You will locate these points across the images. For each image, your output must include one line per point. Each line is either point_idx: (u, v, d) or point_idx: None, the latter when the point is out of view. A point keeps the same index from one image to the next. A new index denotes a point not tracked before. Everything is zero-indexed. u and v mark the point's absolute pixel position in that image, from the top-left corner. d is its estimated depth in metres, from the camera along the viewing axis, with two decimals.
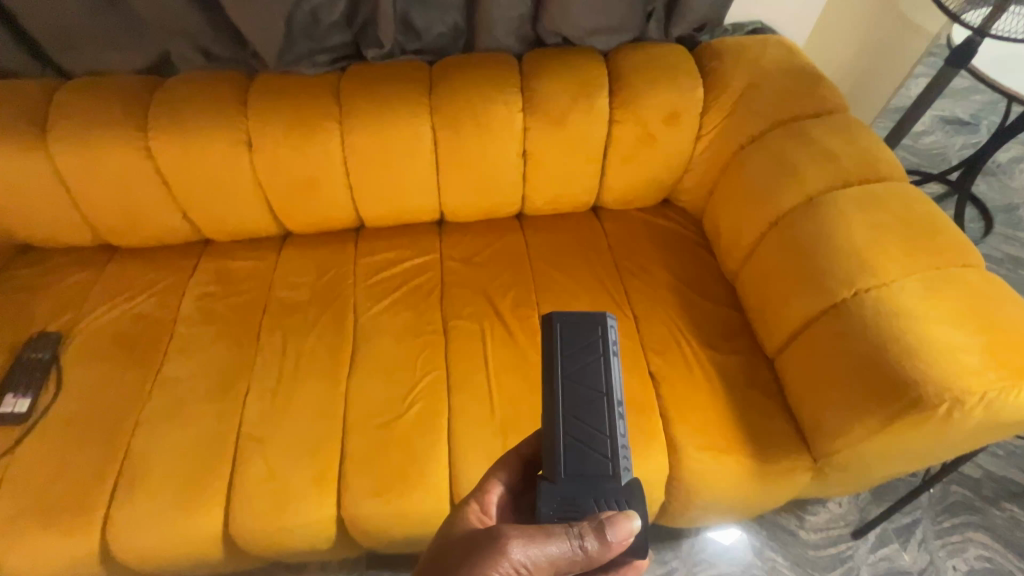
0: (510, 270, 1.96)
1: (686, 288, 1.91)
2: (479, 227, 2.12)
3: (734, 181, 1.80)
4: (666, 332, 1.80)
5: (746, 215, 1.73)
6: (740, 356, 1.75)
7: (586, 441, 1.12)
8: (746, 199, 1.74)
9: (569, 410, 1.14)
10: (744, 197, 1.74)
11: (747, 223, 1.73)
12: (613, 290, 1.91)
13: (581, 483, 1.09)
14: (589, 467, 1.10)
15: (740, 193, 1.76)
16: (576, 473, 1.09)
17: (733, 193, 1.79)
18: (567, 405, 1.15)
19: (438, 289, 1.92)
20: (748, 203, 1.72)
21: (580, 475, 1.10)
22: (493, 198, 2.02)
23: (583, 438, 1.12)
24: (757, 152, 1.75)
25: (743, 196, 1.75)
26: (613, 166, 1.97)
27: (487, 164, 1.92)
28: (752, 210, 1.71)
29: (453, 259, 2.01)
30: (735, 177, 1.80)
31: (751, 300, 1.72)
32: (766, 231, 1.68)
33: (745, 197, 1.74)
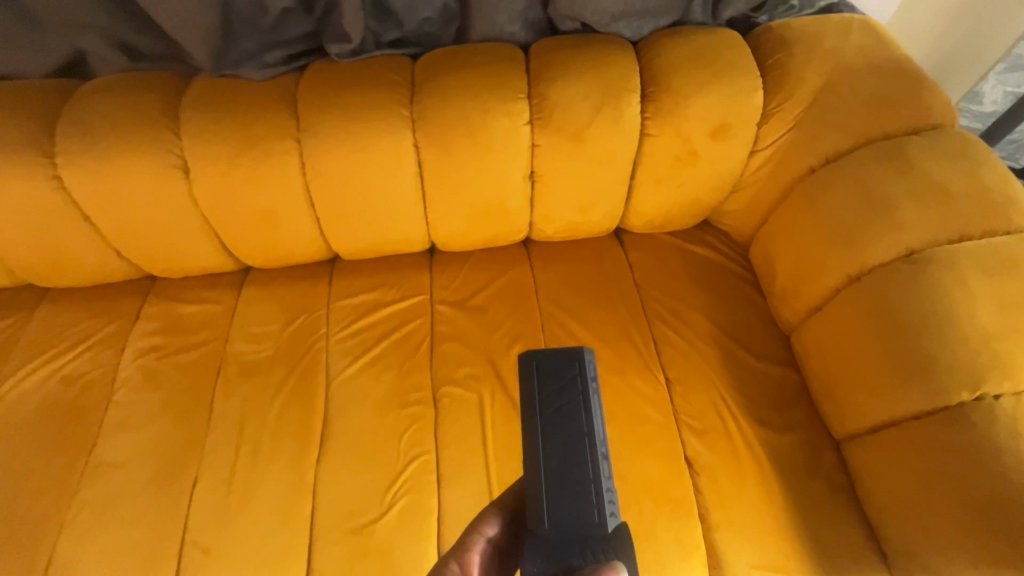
0: (514, 317, 1.62)
1: (731, 341, 1.56)
2: (477, 257, 1.76)
3: (802, 213, 1.41)
4: (707, 401, 1.46)
5: (818, 261, 1.36)
6: (800, 433, 1.41)
7: (570, 492, 0.86)
8: (818, 240, 1.36)
9: (551, 460, 0.89)
10: (816, 238, 1.37)
11: (818, 272, 1.36)
12: (641, 342, 1.56)
13: (566, 542, 0.82)
14: (576, 519, 0.84)
15: (810, 230, 1.38)
16: (560, 531, 0.83)
17: (799, 229, 1.41)
18: (548, 442, 0.90)
19: (427, 340, 1.59)
20: (821, 247, 1.35)
21: (566, 529, 0.83)
22: (494, 227, 1.65)
23: (566, 485, 0.87)
24: (837, 180, 1.35)
25: (815, 237, 1.37)
26: (643, 188, 1.59)
27: (487, 189, 1.54)
28: (827, 257, 1.34)
29: (446, 300, 1.67)
30: (802, 209, 1.41)
31: (819, 369, 1.37)
32: (845, 286, 1.32)
33: (816, 238, 1.36)
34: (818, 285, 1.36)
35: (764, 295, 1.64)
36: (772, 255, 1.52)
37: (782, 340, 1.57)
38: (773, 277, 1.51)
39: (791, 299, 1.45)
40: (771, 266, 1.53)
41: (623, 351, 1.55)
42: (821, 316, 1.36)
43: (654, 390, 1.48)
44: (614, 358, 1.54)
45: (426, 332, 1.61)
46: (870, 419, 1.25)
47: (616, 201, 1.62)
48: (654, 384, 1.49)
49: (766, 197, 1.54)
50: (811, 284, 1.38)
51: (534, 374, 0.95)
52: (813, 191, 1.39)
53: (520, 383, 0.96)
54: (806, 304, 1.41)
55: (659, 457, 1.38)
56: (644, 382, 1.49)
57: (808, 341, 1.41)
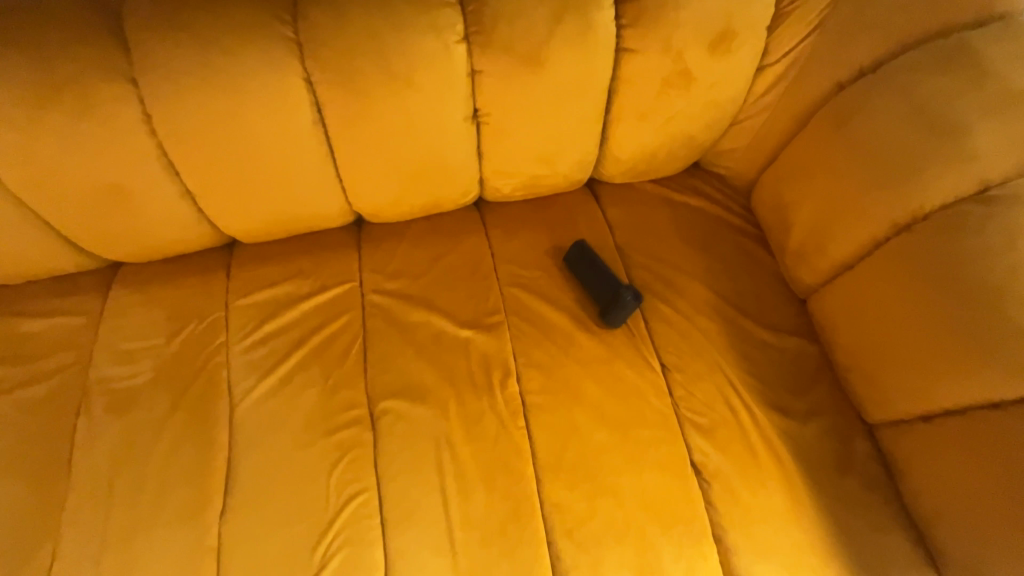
0: (470, 303, 1.28)
1: (738, 311, 1.27)
2: (418, 228, 1.39)
3: (832, 148, 1.13)
4: (715, 389, 1.18)
5: (853, 207, 1.10)
6: (826, 420, 1.15)
7: None
8: (856, 179, 1.09)
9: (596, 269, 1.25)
10: (852, 177, 1.10)
11: (854, 221, 1.10)
12: (630, 322, 1.26)
13: None
14: None
15: (843, 169, 1.11)
16: None
17: (829, 166, 1.13)
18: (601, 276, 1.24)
19: (360, 341, 1.25)
20: (860, 186, 1.08)
21: None
22: (434, 189, 1.27)
23: None
24: (878, 101, 1.07)
25: (850, 176, 1.10)
26: (622, 126, 1.24)
27: (417, 140, 1.15)
28: (866, 200, 1.08)
29: (380, 287, 1.31)
30: (833, 142, 1.13)
31: (855, 341, 1.12)
32: (892, 238, 1.06)
33: (851, 176, 1.10)
34: (854, 237, 1.11)
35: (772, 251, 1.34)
36: (789, 202, 1.23)
37: (796, 304, 1.29)
38: (791, 229, 1.23)
39: (815, 256, 1.18)
40: (787, 215, 1.24)
41: (608, 336, 1.24)
42: (857, 276, 1.11)
43: (648, 381, 1.19)
44: (596, 344, 1.23)
45: (357, 330, 1.26)
46: (924, 405, 1.02)
47: (588, 145, 1.26)
48: (648, 374, 1.20)
49: (779, 129, 1.25)
50: (844, 234, 1.12)
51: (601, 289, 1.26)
52: (844, 118, 1.11)
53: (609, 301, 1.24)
54: (837, 260, 1.15)
55: (660, 468, 1.11)
56: (635, 373, 1.20)
57: (839, 306, 1.15)
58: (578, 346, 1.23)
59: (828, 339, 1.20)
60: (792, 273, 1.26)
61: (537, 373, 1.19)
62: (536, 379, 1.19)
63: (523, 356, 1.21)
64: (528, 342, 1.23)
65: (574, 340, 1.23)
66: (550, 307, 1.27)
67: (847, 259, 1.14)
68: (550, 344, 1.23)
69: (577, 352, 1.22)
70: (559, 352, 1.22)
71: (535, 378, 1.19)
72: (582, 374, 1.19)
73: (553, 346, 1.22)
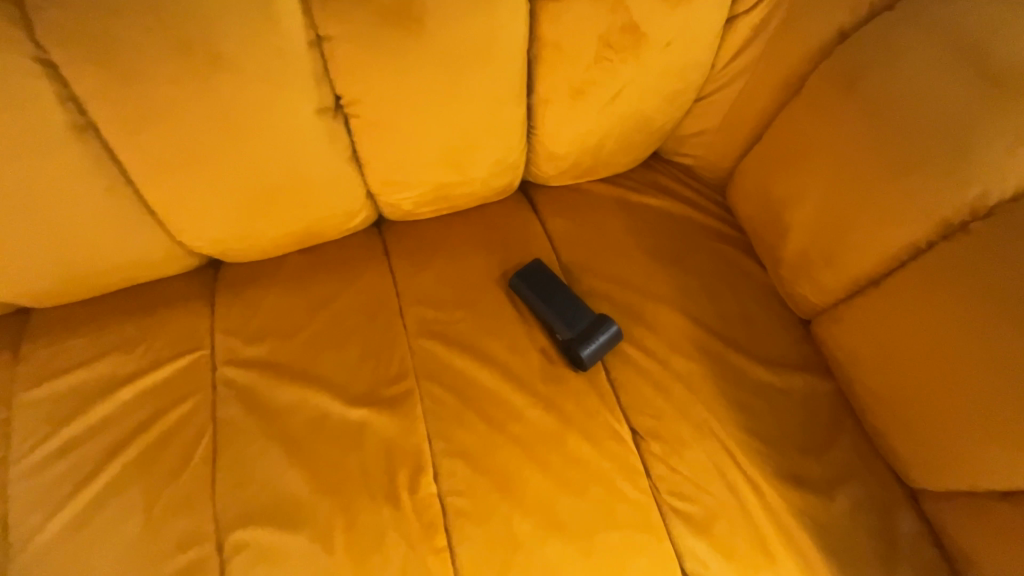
0: (365, 367, 0.92)
1: (727, 345, 0.95)
2: (294, 265, 1.02)
3: (844, 122, 0.84)
4: (707, 460, 0.87)
5: (881, 201, 0.81)
6: (856, 489, 0.85)
7: None
8: (882, 163, 0.81)
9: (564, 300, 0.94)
10: (876, 160, 0.81)
11: (882, 219, 0.82)
12: (585, 375, 0.93)
13: None
14: None
15: (862, 149, 0.83)
16: None
17: (841, 147, 0.85)
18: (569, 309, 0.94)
19: (208, 438, 0.87)
20: (884, 170, 0.81)
21: None
22: (301, 214, 0.92)
23: None
24: (905, 58, 0.81)
25: (873, 158, 0.82)
26: (553, 108, 0.91)
27: (254, 146, 0.80)
28: (899, 190, 0.80)
29: (238, 355, 0.93)
30: (844, 114, 0.84)
31: (891, 380, 0.83)
32: (940, 242, 0.79)
33: (874, 158, 0.82)
34: (884, 241, 0.82)
35: (760, 259, 1.03)
36: (783, 197, 0.93)
37: (798, 328, 0.98)
38: (788, 233, 0.93)
39: (824, 268, 0.89)
40: (782, 214, 0.94)
41: (557, 397, 0.90)
42: (891, 293, 0.83)
43: (616, 458, 0.86)
44: (541, 411, 0.89)
45: (205, 422, 0.88)
46: (1004, 473, 0.74)
47: (509, 139, 0.93)
48: (614, 448, 0.87)
49: (762, 100, 0.95)
50: (866, 238, 0.84)
51: (567, 321, 0.93)
52: (859, 81, 0.83)
53: (572, 335, 0.92)
54: (856, 272, 0.86)
55: None
56: (597, 449, 0.87)
57: (865, 335, 0.86)
58: (516, 415, 0.89)
59: (847, 375, 0.90)
60: (791, 289, 0.96)
61: (461, 462, 0.85)
62: (460, 472, 0.84)
63: (441, 439, 0.87)
64: (447, 418, 0.88)
65: (512, 408, 0.89)
66: (476, 362, 0.92)
67: (873, 271, 0.85)
68: (478, 417, 0.88)
69: (516, 425, 0.88)
70: (491, 428, 0.87)
71: (458, 471, 0.84)
72: (525, 457, 0.85)
73: (483, 419, 0.88)
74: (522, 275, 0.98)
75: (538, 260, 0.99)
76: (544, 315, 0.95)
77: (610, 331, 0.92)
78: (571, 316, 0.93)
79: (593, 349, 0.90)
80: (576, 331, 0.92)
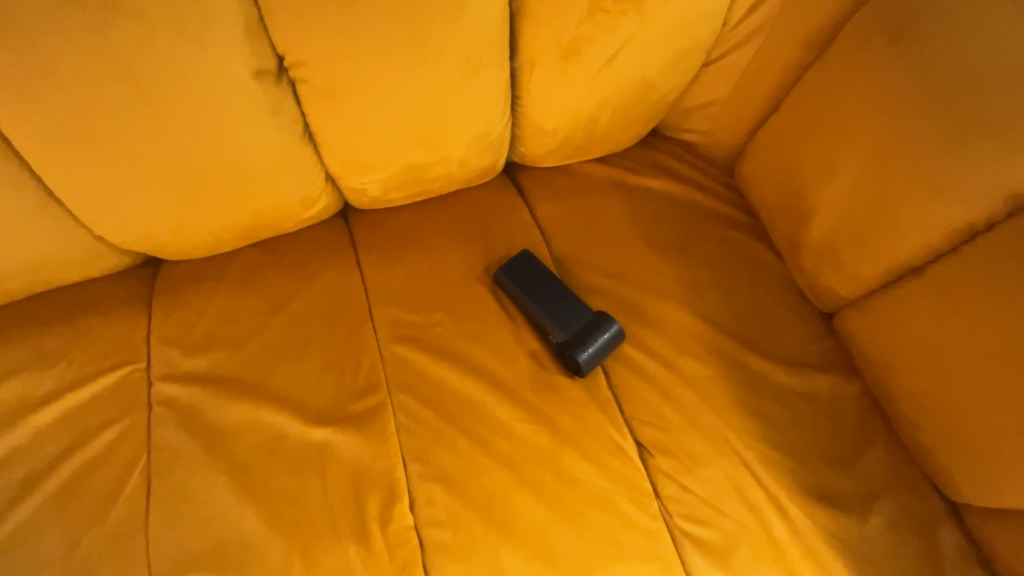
0: (328, 378, 0.79)
1: (742, 344, 0.84)
2: (245, 262, 0.88)
3: (885, 83, 0.73)
4: (724, 478, 0.75)
5: (930, 174, 0.70)
6: (892, 505, 0.75)
7: None
8: (932, 129, 0.69)
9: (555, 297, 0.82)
10: (923, 126, 0.70)
11: (933, 196, 0.70)
12: (582, 382, 0.81)
13: None
14: None
15: (906, 114, 0.71)
16: None
17: (880, 113, 0.73)
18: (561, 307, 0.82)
19: (142, 467, 0.74)
20: (931, 136, 0.69)
21: None
22: (246, 202, 0.79)
23: None
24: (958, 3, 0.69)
25: (920, 124, 0.70)
26: (541, 74, 0.79)
27: (181, 117, 0.67)
28: (953, 161, 0.68)
29: (179, 369, 0.80)
30: (885, 74, 0.73)
31: (938, 381, 0.72)
32: (1003, 221, 0.68)
33: (921, 124, 0.70)
34: (933, 221, 0.71)
35: (776, 247, 0.92)
36: (808, 174, 0.82)
37: (820, 324, 0.87)
38: (813, 216, 0.82)
39: (853, 253, 0.79)
40: (806, 194, 0.83)
41: (551, 409, 0.78)
42: (941, 281, 0.71)
43: (620, 479, 0.75)
44: (533, 425, 0.77)
45: (140, 448, 0.75)
46: None
47: (489, 111, 0.80)
48: (618, 467, 0.75)
49: (781, 64, 0.84)
50: (912, 218, 0.72)
51: (560, 321, 0.81)
52: (903, 34, 0.72)
53: (567, 337, 0.80)
54: (898, 258, 0.75)
55: None
56: (598, 469, 0.75)
57: (907, 329, 0.75)
58: (504, 431, 0.76)
59: (880, 376, 0.80)
60: (812, 279, 0.86)
61: (441, 489, 0.73)
62: (440, 500, 0.72)
63: (417, 461, 0.74)
64: (424, 437, 0.76)
65: (499, 422, 0.77)
66: (457, 370, 0.80)
67: (919, 255, 0.74)
68: (459, 435, 0.76)
69: (504, 442, 0.75)
70: (476, 447, 0.75)
71: (437, 499, 0.72)
72: (515, 481, 0.73)
73: (465, 437, 0.76)
74: (508, 269, 0.85)
75: (527, 251, 0.87)
76: (535, 314, 0.83)
77: (610, 332, 0.80)
78: (564, 314, 0.81)
79: (591, 352, 0.78)
80: (572, 332, 0.80)
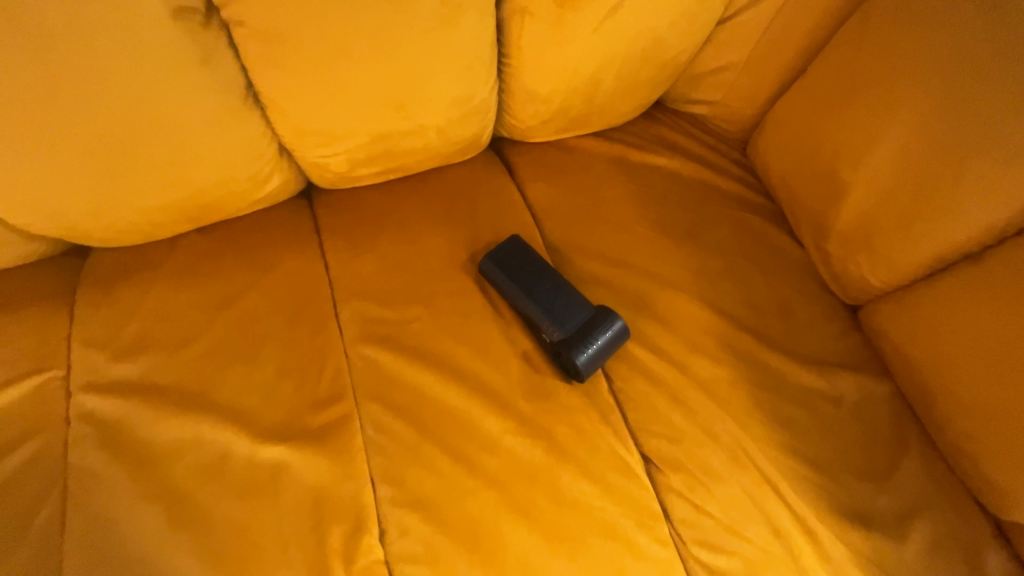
0: (283, 387, 0.67)
1: (760, 341, 0.73)
2: (186, 249, 0.75)
3: (949, 35, 0.63)
4: (743, 496, 0.66)
5: (1000, 140, 0.60)
6: (935, 525, 0.66)
7: None
8: (1007, 86, 0.59)
9: (549, 289, 0.71)
10: (994, 83, 0.60)
11: (1002, 167, 0.60)
12: (581, 387, 0.70)
13: None
14: None
15: (973, 71, 0.61)
16: None
17: (939, 70, 0.64)
18: (556, 301, 0.71)
19: (56, 496, 0.61)
20: (987, 99, 0.60)
21: None
22: (180, 177, 0.66)
23: None
24: None
25: (991, 81, 0.60)
26: (534, 25, 0.68)
27: (84, 69, 0.54)
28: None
29: (104, 377, 0.67)
30: (951, 25, 0.63)
31: (994, 385, 0.62)
32: None
33: (992, 81, 0.60)
34: (1000, 197, 0.61)
35: (796, 232, 0.82)
36: (843, 146, 0.72)
37: (846, 318, 0.77)
38: (845, 195, 0.72)
39: (889, 235, 0.69)
40: (838, 169, 0.73)
41: (546, 419, 0.67)
42: (1006, 267, 0.62)
43: (626, 500, 0.65)
44: (525, 439, 0.66)
45: (54, 473, 0.63)
46: None
47: (470, 69, 0.68)
48: (623, 486, 0.65)
49: (808, 22, 0.75)
50: (974, 194, 0.62)
51: (555, 317, 0.70)
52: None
53: (563, 335, 0.69)
54: (953, 241, 0.65)
55: None
56: (601, 489, 0.65)
57: (956, 324, 0.65)
58: (491, 446, 0.65)
59: (918, 379, 0.69)
60: (839, 269, 0.76)
61: (418, 517, 0.62)
62: (417, 530, 0.61)
63: (389, 484, 0.63)
64: (397, 454, 0.64)
65: (485, 435, 0.66)
66: (435, 374, 0.68)
67: (978, 238, 0.64)
68: (439, 452, 0.65)
69: (492, 460, 0.65)
70: (459, 466, 0.64)
71: (413, 529, 0.61)
72: (504, 506, 0.62)
73: (446, 454, 0.65)
74: (496, 256, 0.74)
75: (517, 236, 0.75)
76: (527, 309, 0.71)
77: (613, 330, 0.69)
78: (559, 309, 0.70)
79: (591, 353, 0.67)
80: (569, 329, 0.69)
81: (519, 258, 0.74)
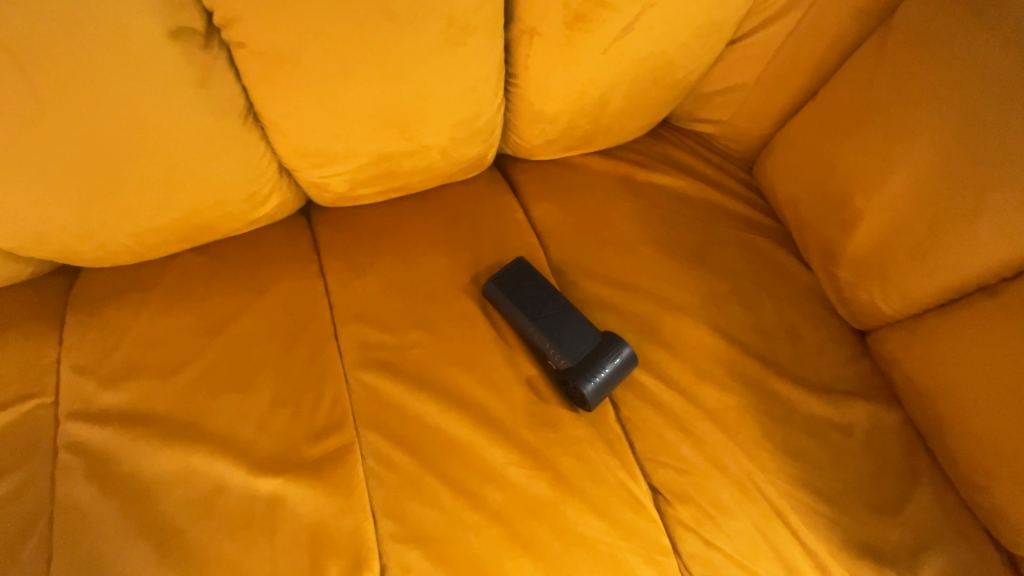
0: (279, 416, 0.65)
1: (768, 367, 0.72)
2: (181, 270, 0.73)
3: (965, 65, 0.62)
4: (753, 528, 0.64)
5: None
6: (950, 562, 0.64)
7: None
8: None
9: (552, 315, 0.70)
10: (1017, 112, 0.58)
11: None
12: (588, 416, 0.68)
13: None
14: None
15: (995, 98, 0.60)
16: None
17: (958, 100, 0.63)
18: (558, 328, 0.69)
19: (41, 533, 0.58)
20: (1005, 129, 0.59)
21: None
22: (174, 198, 0.64)
23: None
24: None
25: (1014, 110, 0.59)
26: (542, 47, 0.66)
27: (77, 90, 0.52)
28: None
29: (94, 406, 0.65)
30: (970, 54, 0.62)
31: (1011, 421, 0.60)
32: None
33: (1015, 109, 0.59)
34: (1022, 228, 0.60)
35: (803, 254, 0.81)
36: (855, 171, 0.71)
37: (854, 343, 0.76)
38: (856, 221, 0.71)
39: (902, 264, 0.68)
40: (849, 195, 0.72)
41: (552, 449, 0.65)
42: None
43: (633, 534, 0.63)
44: (530, 471, 0.64)
45: (39, 506, 0.60)
46: None
47: (476, 90, 0.67)
48: (630, 520, 0.63)
49: (820, 44, 0.74)
50: (993, 223, 0.61)
51: (557, 345, 0.68)
52: (992, 6, 0.61)
53: (566, 364, 0.67)
54: (971, 272, 0.64)
55: None
56: (608, 523, 0.63)
57: (972, 356, 0.64)
58: (495, 479, 0.63)
59: (929, 408, 0.68)
60: (848, 294, 0.74)
61: (420, 554, 0.60)
62: (417, 567, 0.59)
63: (389, 518, 0.61)
64: (396, 487, 0.62)
65: (488, 467, 0.64)
66: (437, 403, 0.66)
67: (996, 269, 0.63)
68: (442, 484, 0.63)
69: (496, 493, 0.63)
70: (461, 499, 0.62)
71: (415, 567, 0.59)
72: (509, 542, 0.60)
73: (448, 486, 0.62)
74: (500, 280, 0.72)
75: (521, 258, 0.74)
76: (532, 335, 0.70)
77: (621, 357, 0.67)
78: (560, 337, 0.68)
79: (598, 382, 0.65)
80: (571, 357, 0.67)
81: (522, 282, 0.72)
